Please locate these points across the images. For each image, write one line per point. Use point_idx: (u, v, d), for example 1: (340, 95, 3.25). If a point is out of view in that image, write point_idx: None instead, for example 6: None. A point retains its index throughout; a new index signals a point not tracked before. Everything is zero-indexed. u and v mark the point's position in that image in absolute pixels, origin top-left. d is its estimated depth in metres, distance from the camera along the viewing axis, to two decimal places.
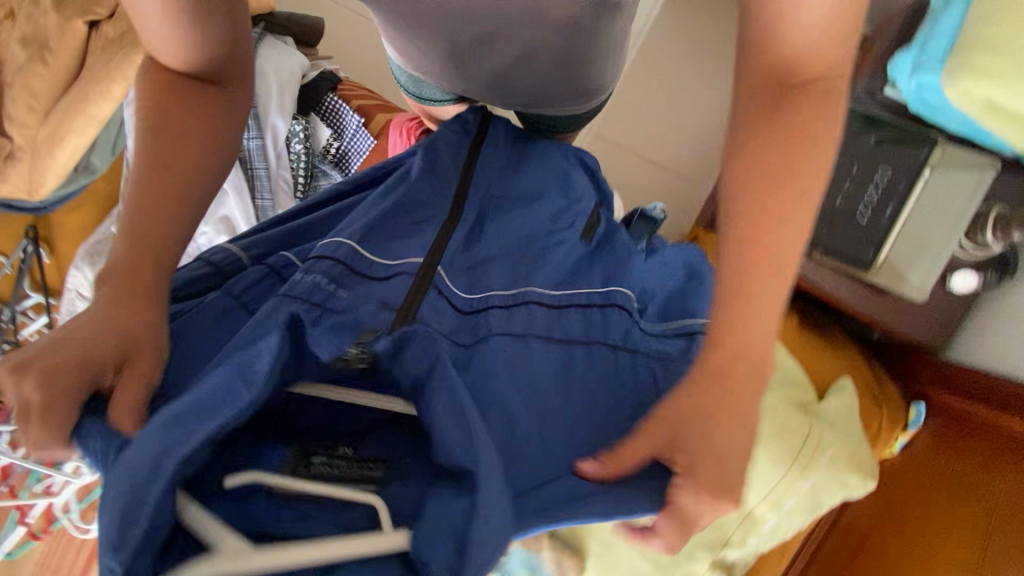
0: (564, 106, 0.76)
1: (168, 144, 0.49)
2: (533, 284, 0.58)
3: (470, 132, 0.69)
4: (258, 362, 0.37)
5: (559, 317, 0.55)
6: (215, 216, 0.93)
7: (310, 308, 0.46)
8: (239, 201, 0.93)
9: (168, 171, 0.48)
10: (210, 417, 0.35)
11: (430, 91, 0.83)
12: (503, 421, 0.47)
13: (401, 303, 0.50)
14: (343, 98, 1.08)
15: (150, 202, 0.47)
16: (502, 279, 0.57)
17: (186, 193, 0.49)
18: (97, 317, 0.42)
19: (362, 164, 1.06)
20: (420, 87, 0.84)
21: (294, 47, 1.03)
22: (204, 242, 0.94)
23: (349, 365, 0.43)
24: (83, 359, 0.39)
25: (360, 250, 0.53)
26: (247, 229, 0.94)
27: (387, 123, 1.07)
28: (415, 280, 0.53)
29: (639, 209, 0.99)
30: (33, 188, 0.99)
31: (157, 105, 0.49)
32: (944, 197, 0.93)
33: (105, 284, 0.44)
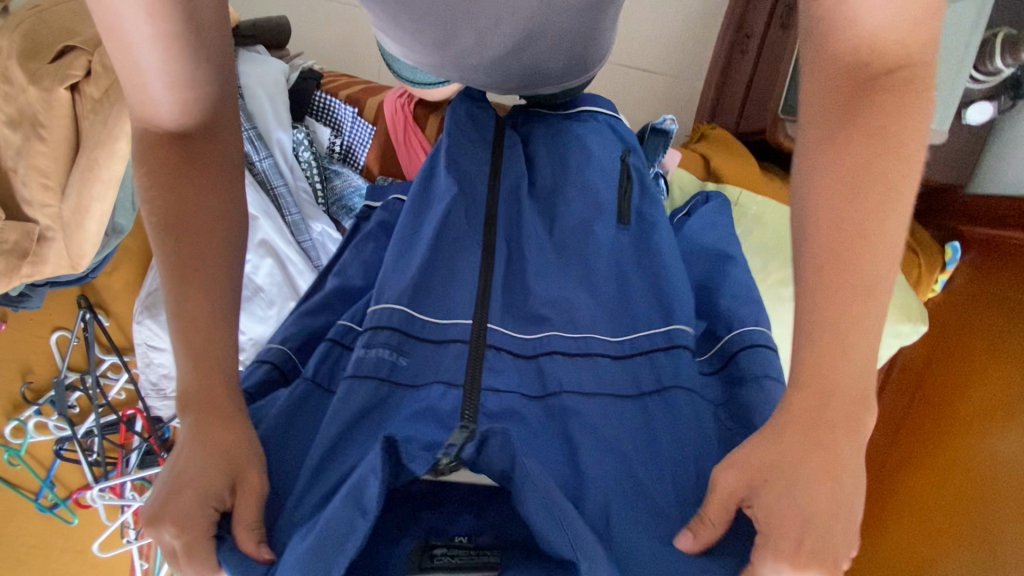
0: (554, 80, 0.74)
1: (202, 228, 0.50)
2: (588, 327, 0.59)
3: (487, 140, 0.72)
4: (369, 485, 0.44)
5: (627, 368, 0.57)
6: (255, 241, 0.94)
7: (381, 386, 0.53)
8: (271, 220, 0.95)
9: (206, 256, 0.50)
10: (339, 552, 0.42)
11: (423, 75, 0.84)
12: (583, 474, 0.50)
13: (466, 377, 0.54)
14: (330, 92, 1.09)
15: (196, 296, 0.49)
16: (555, 317, 0.60)
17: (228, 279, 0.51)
18: (194, 447, 0.46)
19: (369, 153, 1.07)
20: (413, 72, 0.85)
21: (269, 56, 1.03)
22: (248, 267, 0.94)
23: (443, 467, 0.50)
24: (202, 488, 0.44)
25: (413, 313, 0.58)
26: (287, 245, 0.96)
27: (380, 106, 1.06)
28: (471, 352, 0.56)
29: (649, 125, 1.00)
30: (73, 263, 1.02)
31: (172, 183, 0.48)
32: (949, 32, 0.92)
33: (189, 414, 0.48)
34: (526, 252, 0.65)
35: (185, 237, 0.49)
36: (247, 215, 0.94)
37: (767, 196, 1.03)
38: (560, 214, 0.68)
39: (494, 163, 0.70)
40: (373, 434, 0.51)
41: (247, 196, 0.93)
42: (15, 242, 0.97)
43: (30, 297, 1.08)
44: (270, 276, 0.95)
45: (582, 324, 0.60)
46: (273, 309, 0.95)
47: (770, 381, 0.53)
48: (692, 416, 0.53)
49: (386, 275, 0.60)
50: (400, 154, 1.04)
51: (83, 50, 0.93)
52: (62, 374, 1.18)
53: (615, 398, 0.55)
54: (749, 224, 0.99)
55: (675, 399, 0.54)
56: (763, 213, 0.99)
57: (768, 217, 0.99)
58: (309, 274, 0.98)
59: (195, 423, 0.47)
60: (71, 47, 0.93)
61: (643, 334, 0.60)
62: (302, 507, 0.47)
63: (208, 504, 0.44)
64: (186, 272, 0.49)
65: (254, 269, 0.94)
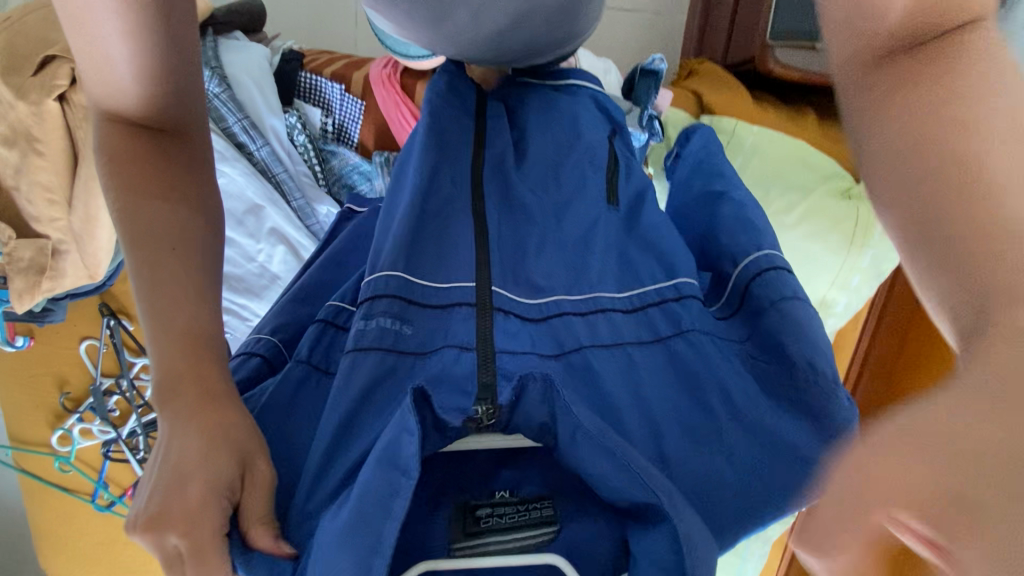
0: (555, 46, 0.78)
1: (173, 222, 0.47)
2: (596, 285, 0.60)
3: (470, 110, 0.71)
4: (405, 444, 0.43)
5: (639, 320, 0.59)
6: (265, 231, 0.97)
7: (388, 358, 0.52)
8: (278, 209, 0.97)
9: (189, 256, 0.47)
10: (387, 515, 0.41)
11: (416, 49, 0.85)
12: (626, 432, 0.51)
13: (475, 338, 0.53)
14: (314, 71, 1.07)
15: (177, 298, 0.46)
16: (561, 285, 0.60)
17: (210, 275, 0.49)
18: (187, 437, 0.42)
19: (362, 128, 1.07)
20: (405, 48, 0.86)
21: (247, 41, 1.02)
22: (264, 258, 0.98)
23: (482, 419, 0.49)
24: (214, 479, 0.41)
25: (411, 279, 0.56)
26: (297, 232, 0.99)
27: (367, 80, 1.06)
28: (477, 314, 0.55)
29: (640, 66, 0.99)
30: (91, 273, 1.04)
31: (143, 182, 0.47)
32: None
33: (170, 412, 0.43)
34: (530, 216, 0.64)
35: (146, 223, 0.46)
36: (255, 207, 0.96)
37: (764, 124, 1.03)
38: (553, 177, 0.67)
39: (480, 128, 0.70)
40: (391, 402, 0.50)
41: (251, 187, 0.95)
42: (32, 259, 0.99)
43: (54, 311, 1.10)
44: (285, 263, 0.98)
45: (588, 284, 0.60)
46: None
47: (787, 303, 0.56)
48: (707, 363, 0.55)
49: (384, 241, 0.58)
50: (393, 127, 1.05)
51: (65, 58, 0.92)
52: (97, 381, 1.22)
53: (638, 348, 0.56)
54: (747, 154, 1.00)
55: (687, 346, 0.56)
56: (760, 143, 1.00)
57: (766, 146, 1.00)
58: None
59: (184, 415, 0.43)
60: (51, 56, 0.92)
61: (652, 288, 0.61)
62: (314, 501, 0.46)
63: (220, 496, 0.41)
64: (155, 250, 0.46)
65: (269, 259, 0.98)
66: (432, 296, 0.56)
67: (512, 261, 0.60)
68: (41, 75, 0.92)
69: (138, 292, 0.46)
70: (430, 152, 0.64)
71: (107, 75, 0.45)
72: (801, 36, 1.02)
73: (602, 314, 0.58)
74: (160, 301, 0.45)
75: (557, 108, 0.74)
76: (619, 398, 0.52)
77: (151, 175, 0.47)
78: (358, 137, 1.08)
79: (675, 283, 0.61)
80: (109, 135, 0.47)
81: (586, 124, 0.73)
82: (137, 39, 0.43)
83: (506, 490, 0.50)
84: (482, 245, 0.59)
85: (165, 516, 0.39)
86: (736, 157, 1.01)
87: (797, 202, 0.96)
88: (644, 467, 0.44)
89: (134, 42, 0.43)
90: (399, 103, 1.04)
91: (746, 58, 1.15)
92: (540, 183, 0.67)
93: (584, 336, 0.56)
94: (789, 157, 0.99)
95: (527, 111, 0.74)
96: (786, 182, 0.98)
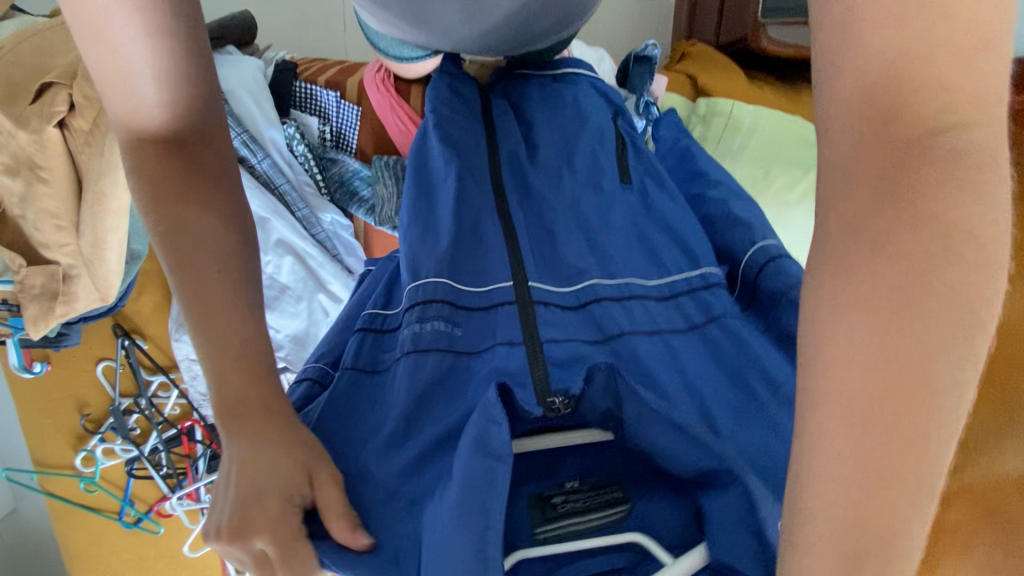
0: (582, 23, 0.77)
1: (216, 244, 0.45)
2: (626, 271, 0.62)
3: (475, 111, 0.74)
4: (494, 432, 0.45)
5: (674, 303, 0.60)
6: (272, 243, 0.99)
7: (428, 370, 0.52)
8: (283, 220, 0.98)
9: (238, 274, 0.46)
10: (489, 501, 0.42)
11: (411, 50, 0.85)
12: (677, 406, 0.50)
13: (524, 334, 0.55)
14: (308, 80, 1.08)
15: (229, 320, 0.45)
16: (591, 267, 0.62)
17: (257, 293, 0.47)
18: (264, 453, 0.42)
19: (360, 135, 1.08)
20: (401, 49, 0.86)
21: (238, 54, 1.01)
22: (272, 269, 1.01)
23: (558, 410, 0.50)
24: (284, 486, 0.41)
25: (455, 285, 0.58)
26: (303, 242, 1.01)
27: (362, 85, 1.07)
28: (520, 308, 0.57)
29: (632, 54, 1.00)
30: (103, 295, 1.05)
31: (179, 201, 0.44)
32: None
33: (240, 433, 0.43)
34: (547, 210, 0.66)
35: (192, 241, 0.45)
36: (260, 220, 0.97)
37: (760, 103, 1.03)
38: (568, 171, 0.70)
39: (489, 132, 0.72)
40: (457, 400, 0.52)
41: (257, 200, 0.96)
42: (43, 286, 1.00)
43: (69, 335, 1.12)
44: (293, 272, 1.02)
45: (617, 269, 0.62)
46: (303, 302, 1.05)
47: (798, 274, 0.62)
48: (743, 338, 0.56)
49: (416, 249, 0.60)
50: (390, 130, 1.07)
51: (62, 84, 0.93)
52: (116, 402, 1.24)
53: (677, 333, 0.57)
54: (746, 134, 0.99)
55: (723, 330, 0.57)
56: (757, 122, 1.00)
57: (763, 125, 1.00)
58: (327, 264, 1.05)
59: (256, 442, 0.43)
60: (48, 84, 0.93)
61: (680, 276, 0.62)
62: (384, 487, 0.46)
63: (297, 504, 0.41)
64: (202, 276, 0.45)
65: (278, 270, 1.01)
66: (472, 297, 0.58)
67: (539, 255, 0.62)
68: (39, 103, 0.93)
69: (190, 320, 0.45)
70: (448, 160, 0.67)
71: (123, 84, 0.42)
72: (795, 13, 1.01)
73: (637, 298, 0.59)
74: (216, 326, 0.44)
75: (564, 106, 0.76)
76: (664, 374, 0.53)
77: (183, 194, 0.45)
78: (356, 143, 1.09)
79: (704, 266, 0.63)
80: (136, 156, 0.44)
81: (596, 119, 0.75)
82: (154, 53, 0.41)
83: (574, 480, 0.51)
84: (510, 241, 0.62)
85: (250, 529, 0.40)
86: (735, 137, 0.99)
87: (799, 179, 0.96)
88: (710, 437, 0.45)
89: (152, 55, 0.41)
90: (395, 106, 1.05)
91: (737, 38, 1.15)
92: (564, 178, 0.69)
93: (619, 317, 0.58)
94: (786, 135, 1.00)
95: (537, 107, 0.76)
96: (785, 160, 0.98)
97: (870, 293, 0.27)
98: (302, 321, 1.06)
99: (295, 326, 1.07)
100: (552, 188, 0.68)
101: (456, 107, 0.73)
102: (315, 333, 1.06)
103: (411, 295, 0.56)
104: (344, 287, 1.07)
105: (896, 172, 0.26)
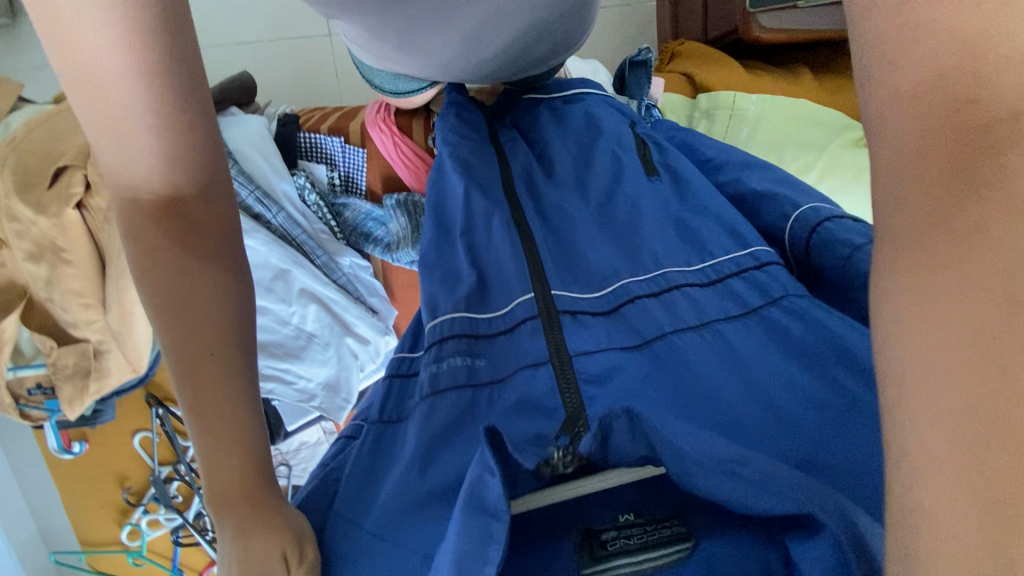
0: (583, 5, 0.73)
1: (214, 316, 0.41)
2: (664, 262, 0.61)
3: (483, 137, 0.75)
4: (488, 487, 0.33)
5: (718, 289, 0.58)
6: (295, 293, 1.00)
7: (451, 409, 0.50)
8: (303, 270, 0.99)
9: (236, 346, 0.42)
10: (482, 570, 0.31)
11: (405, 84, 0.86)
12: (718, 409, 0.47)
13: (548, 350, 0.53)
14: (311, 129, 1.09)
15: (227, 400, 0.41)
16: (621, 268, 0.61)
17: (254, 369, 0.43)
18: (250, 542, 0.39)
19: (368, 176, 1.09)
20: (396, 84, 0.87)
21: (241, 114, 1.03)
22: (298, 318, 1.02)
23: (557, 466, 0.38)
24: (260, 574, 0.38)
25: (472, 316, 0.57)
26: (325, 288, 1.02)
27: (364, 127, 1.08)
28: (544, 323, 0.55)
29: (627, 59, 1.01)
30: (133, 365, 1.06)
31: (174, 268, 0.40)
32: None
33: (229, 515, 0.40)
34: (566, 219, 0.66)
35: (191, 310, 0.40)
36: (281, 273, 0.99)
37: (761, 90, 1.03)
38: (584, 181, 0.70)
39: (499, 154, 0.73)
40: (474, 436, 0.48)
41: (275, 254, 0.96)
42: (76, 364, 1.03)
43: (104, 409, 1.12)
44: (318, 320, 1.03)
45: (649, 267, 0.61)
46: (330, 349, 1.06)
47: (857, 246, 0.57)
48: (781, 333, 0.53)
49: (440, 288, 0.60)
50: (396, 167, 1.08)
51: (77, 166, 0.94)
52: (156, 471, 1.24)
53: (728, 324, 0.55)
54: (752, 123, 0.98)
55: (785, 312, 0.55)
56: (762, 109, 0.99)
57: (767, 111, 0.99)
58: (351, 307, 1.05)
59: (241, 526, 0.40)
60: (64, 167, 0.95)
61: (729, 258, 0.61)
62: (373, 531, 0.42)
63: None
64: (193, 358, 0.40)
65: (303, 319, 1.03)
66: (495, 322, 0.57)
67: (561, 270, 0.61)
68: (55, 184, 0.94)
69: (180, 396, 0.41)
70: (459, 187, 0.68)
71: (121, 144, 0.38)
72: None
73: (677, 291, 0.58)
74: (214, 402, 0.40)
75: (570, 121, 0.77)
76: (714, 377, 0.50)
77: (176, 258, 0.40)
78: (365, 184, 1.10)
79: (754, 246, 0.62)
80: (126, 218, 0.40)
81: (607, 125, 0.76)
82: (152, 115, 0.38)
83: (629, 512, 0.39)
84: (530, 250, 0.61)
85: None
86: (743, 128, 0.98)
87: (813, 161, 0.95)
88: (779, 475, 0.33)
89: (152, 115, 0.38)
90: (400, 143, 1.07)
91: (727, 30, 1.15)
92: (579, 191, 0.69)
93: (650, 320, 0.56)
94: (791, 118, 0.99)
95: (543, 124, 0.77)
96: (794, 143, 0.97)
97: (956, 303, 0.23)
98: (331, 368, 1.08)
99: (325, 373, 1.09)
100: (572, 197, 0.68)
101: (465, 137, 0.73)
102: (346, 375, 1.08)
103: (435, 327, 0.56)
104: (370, 327, 1.08)
105: (964, 167, 0.24)
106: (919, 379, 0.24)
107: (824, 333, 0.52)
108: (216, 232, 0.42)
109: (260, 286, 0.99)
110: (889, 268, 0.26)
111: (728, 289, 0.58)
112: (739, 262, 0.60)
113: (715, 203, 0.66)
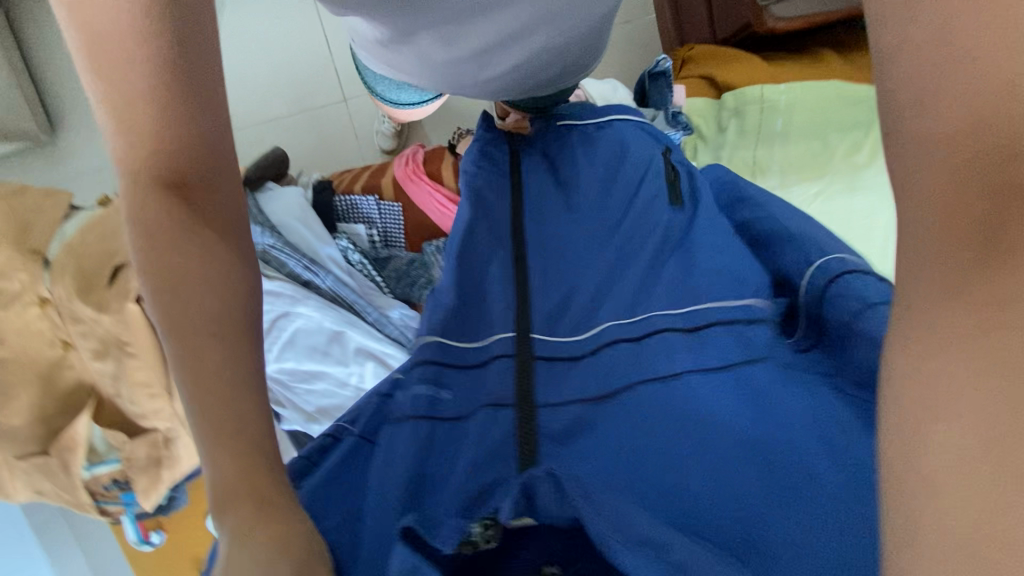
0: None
1: (216, 297, 0.38)
2: (652, 304, 0.58)
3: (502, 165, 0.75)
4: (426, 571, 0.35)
5: (703, 339, 0.54)
6: (352, 353, 1.00)
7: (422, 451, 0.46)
8: (357, 329, 0.98)
9: (241, 332, 0.39)
10: None
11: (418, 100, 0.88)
12: (664, 476, 0.45)
13: (514, 396, 0.52)
14: (345, 192, 1.12)
15: (231, 390, 0.38)
16: (611, 305, 0.59)
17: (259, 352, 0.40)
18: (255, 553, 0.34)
19: (405, 228, 1.10)
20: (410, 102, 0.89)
21: (279, 189, 1.07)
22: (357, 378, 1.02)
23: (477, 539, 0.41)
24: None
25: (446, 342, 0.56)
26: (380, 343, 1.00)
27: (395, 183, 1.10)
28: (517, 365, 0.54)
29: (646, 72, 1.01)
30: None
31: (170, 244, 0.38)
32: None
33: (232, 515, 0.36)
34: (564, 251, 0.65)
35: (192, 291, 0.38)
36: (336, 334, 0.98)
37: (788, 79, 1.01)
38: (586, 207, 0.70)
39: (515, 182, 0.73)
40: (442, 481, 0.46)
41: (328, 317, 0.96)
42: (149, 454, 1.06)
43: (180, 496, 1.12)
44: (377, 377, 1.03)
45: (637, 311, 0.58)
46: None
47: (878, 307, 0.52)
48: (775, 389, 0.50)
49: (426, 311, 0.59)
50: (432, 214, 1.09)
51: (126, 265, 0.97)
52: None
53: (700, 373, 0.52)
54: (786, 113, 0.96)
55: (771, 370, 0.52)
56: (794, 97, 0.97)
57: (800, 98, 0.97)
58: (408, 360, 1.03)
59: (248, 523, 0.35)
60: (118, 268, 0.97)
61: (737, 303, 0.57)
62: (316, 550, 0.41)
63: None
64: (194, 335, 0.38)
65: (363, 378, 1.02)
66: (466, 356, 0.56)
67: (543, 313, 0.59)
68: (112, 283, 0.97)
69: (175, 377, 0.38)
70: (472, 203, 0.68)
71: (129, 118, 0.36)
72: None
73: (692, 330, 0.55)
74: (215, 384, 0.37)
75: (592, 143, 0.77)
76: (671, 430, 0.48)
77: (176, 233, 0.38)
78: (403, 237, 1.11)
79: (762, 297, 0.59)
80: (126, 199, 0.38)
81: (637, 154, 0.75)
82: (165, 99, 0.36)
83: (551, 565, 0.43)
84: (522, 292, 0.60)
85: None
86: (776, 119, 0.97)
87: (861, 140, 0.92)
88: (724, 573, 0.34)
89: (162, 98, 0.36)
90: (432, 192, 1.08)
91: (737, 27, 1.14)
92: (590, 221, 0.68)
93: (649, 360, 0.53)
94: (826, 101, 0.96)
95: (545, 149, 0.78)
96: (835, 126, 0.95)
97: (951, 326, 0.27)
98: None
99: None
100: (565, 223, 0.68)
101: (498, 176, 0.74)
102: None
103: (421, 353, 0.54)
104: None
105: (991, 210, 0.27)
106: (943, 432, 0.26)
107: (821, 399, 0.49)
108: (221, 218, 0.40)
109: (318, 351, 0.99)
110: (913, 278, 0.29)
111: (727, 332, 0.55)
112: (755, 313, 0.57)
113: (712, 229, 0.65)
